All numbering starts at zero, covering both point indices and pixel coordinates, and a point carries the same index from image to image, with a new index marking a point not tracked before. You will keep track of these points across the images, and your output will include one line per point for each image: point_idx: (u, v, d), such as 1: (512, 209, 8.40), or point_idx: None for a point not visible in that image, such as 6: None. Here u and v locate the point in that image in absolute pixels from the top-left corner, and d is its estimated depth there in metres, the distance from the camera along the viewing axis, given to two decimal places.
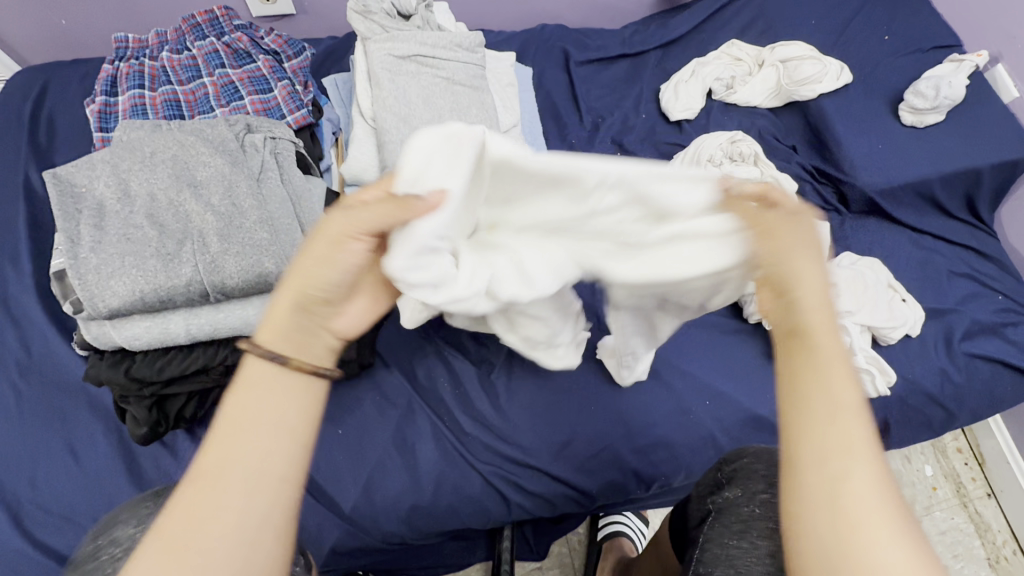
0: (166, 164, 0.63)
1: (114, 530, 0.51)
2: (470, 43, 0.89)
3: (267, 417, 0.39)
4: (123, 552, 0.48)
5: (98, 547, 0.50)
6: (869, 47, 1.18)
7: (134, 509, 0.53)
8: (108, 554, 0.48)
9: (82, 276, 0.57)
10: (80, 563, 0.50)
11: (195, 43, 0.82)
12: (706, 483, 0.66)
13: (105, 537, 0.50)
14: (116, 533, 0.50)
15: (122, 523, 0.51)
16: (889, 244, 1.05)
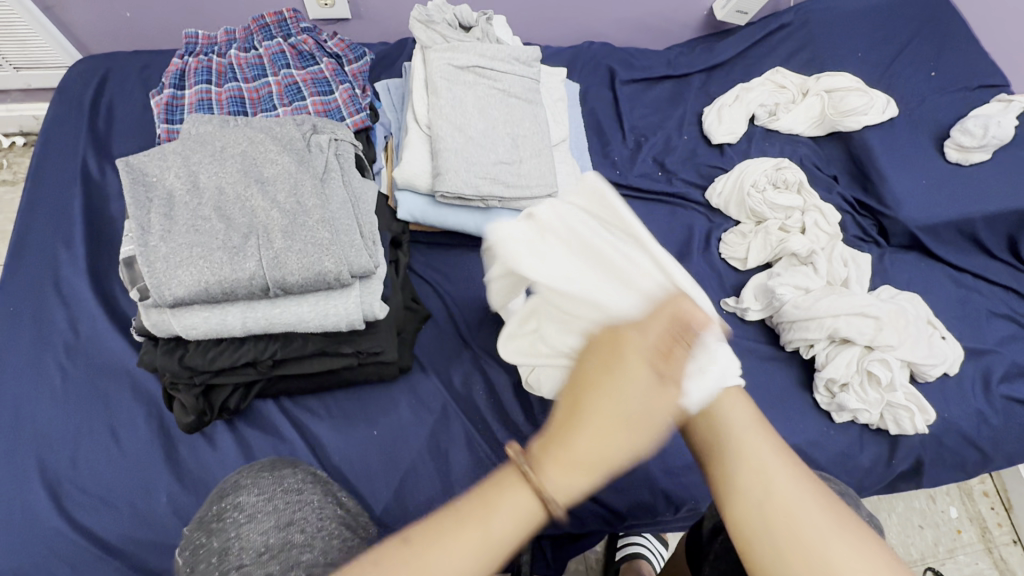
0: (236, 159, 0.65)
1: (238, 495, 0.54)
2: (527, 57, 0.91)
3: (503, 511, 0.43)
4: (248, 518, 0.52)
5: (222, 509, 0.54)
6: (914, 83, 1.19)
7: (255, 476, 0.56)
8: (233, 518, 0.52)
9: (151, 263, 0.58)
10: (203, 523, 0.54)
11: (263, 43, 0.84)
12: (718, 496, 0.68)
13: (230, 500, 0.54)
14: (241, 499, 0.54)
15: (245, 489, 0.55)
16: (929, 280, 1.03)
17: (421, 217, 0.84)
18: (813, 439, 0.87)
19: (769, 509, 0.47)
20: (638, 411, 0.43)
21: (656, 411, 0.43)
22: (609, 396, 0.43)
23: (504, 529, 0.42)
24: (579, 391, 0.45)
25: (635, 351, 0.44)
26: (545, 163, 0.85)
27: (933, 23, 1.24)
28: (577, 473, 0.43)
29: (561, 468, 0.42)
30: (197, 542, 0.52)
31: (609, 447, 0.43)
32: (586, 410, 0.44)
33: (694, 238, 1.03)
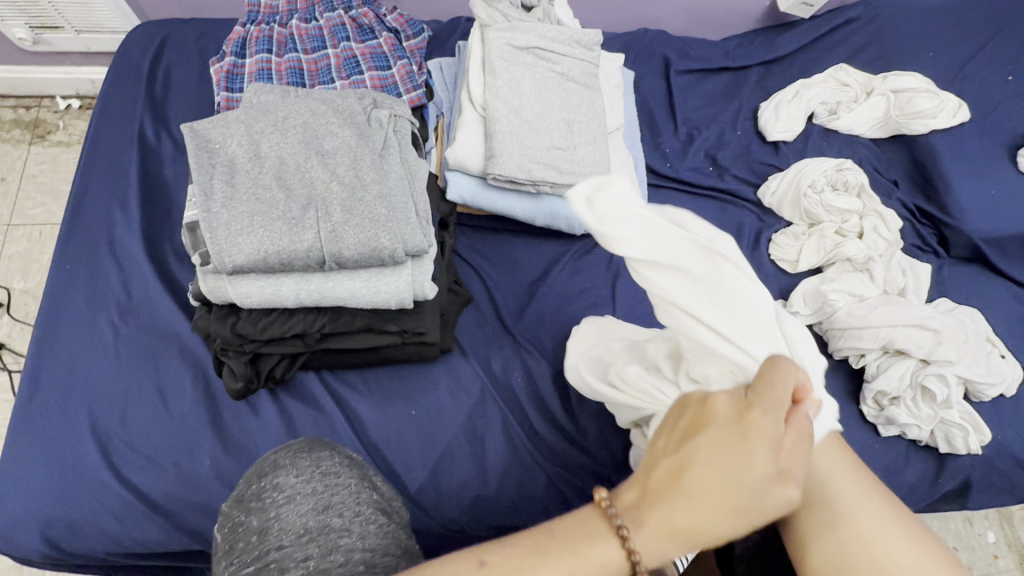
0: (298, 130, 0.64)
1: (277, 475, 0.54)
2: (588, 41, 0.88)
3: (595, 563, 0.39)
4: (287, 499, 0.52)
5: (261, 488, 0.54)
6: (989, 86, 1.12)
7: (294, 454, 0.57)
8: (271, 498, 0.53)
9: (213, 229, 0.59)
10: (242, 501, 0.54)
11: (324, 14, 0.84)
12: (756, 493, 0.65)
13: (270, 479, 0.54)
14: (280, 479, 0.54)
15: (284, 469, 0.55)
16: (991, 295, 0.98)
17: (470, 199, 0.83)
18: (858, 451, 0.85)
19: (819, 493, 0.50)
20: (749, 496, 0.40)
21: (771, 508, 0.41)
22: (733, 486, 0.40)
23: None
24: (686, 460, 0.42)
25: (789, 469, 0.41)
26: (600, 151, 0.83)
27: (1013, 24, 1.17)
28: (674, 531, 0.40)
29: (661, 532, 0.40)
30: (234, 519, 0.52)
31: (718, 523, 0.40)
32: (702, 478, 0.41)
33: (743, 236, 1.00)
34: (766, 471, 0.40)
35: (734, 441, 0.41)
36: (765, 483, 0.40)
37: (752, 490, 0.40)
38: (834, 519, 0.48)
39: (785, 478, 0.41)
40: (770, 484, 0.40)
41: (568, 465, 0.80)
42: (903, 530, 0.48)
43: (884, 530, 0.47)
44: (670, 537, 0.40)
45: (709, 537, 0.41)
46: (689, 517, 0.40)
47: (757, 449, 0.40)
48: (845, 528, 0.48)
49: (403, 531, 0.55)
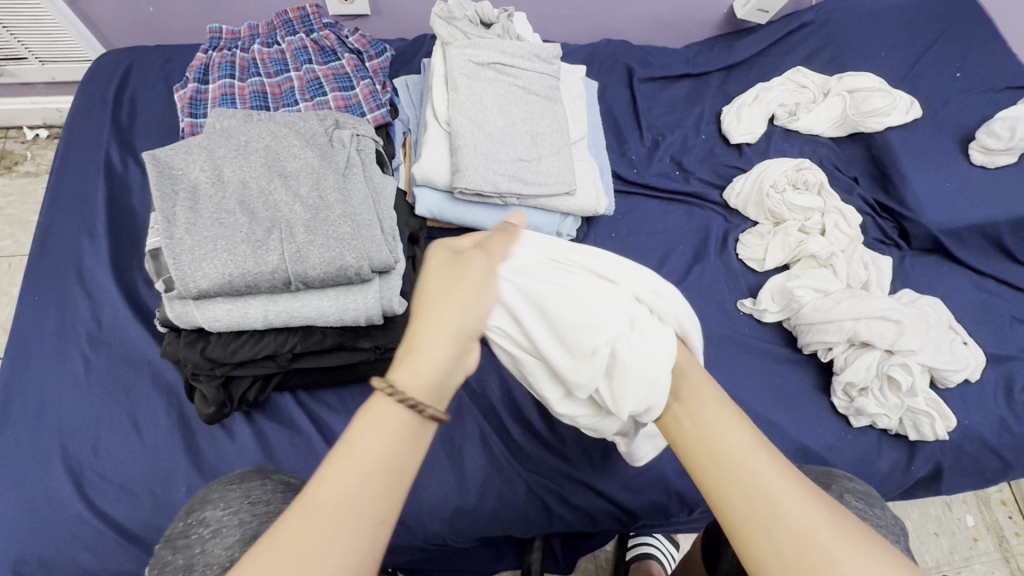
0: (259, 154, 0.65)
1: (205, 509, 0.54)
2: (547, 54, 0.90)
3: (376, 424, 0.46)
4: (212, 533, 0.51)
5: (189, 525, 0.53)
6: (939, 83, 1.17)
7: (222, 490, 0.56)
8: (198, 533, 0.52)
9: (177, 255, 0.59)
10: (170, 541, 0.53)
11: (286, 38, 0.84)
12: None
13: (196, 516, 0.54)
14: (207, 514, 0.53)
15: (212, 503, 0.54)
16: (952, 284, 1.02)
17: (439, 213, 0.85)
18: (830, 443, 0.87)
19: (757, 507, 0.46)
20: (450, 280, 0.52)
21: (470, 274, 0.53)
22: (435, 284, 0.52)
23: (387, 456, 0.45)
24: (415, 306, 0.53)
25: (459, 270, 0.53)
26: (564, 161, 0.85)
27: (959, 22, 1.21)
28: (426, 362, 0.48)
29: (405, 358, 0.48)
30: (161, 560, 0.51)
31: (450, 311, 0.50)
32: (420, 310, 0.51)
33: (711, 238, 1.03)
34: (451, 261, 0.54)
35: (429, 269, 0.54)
36: (457, 268, 0.53)
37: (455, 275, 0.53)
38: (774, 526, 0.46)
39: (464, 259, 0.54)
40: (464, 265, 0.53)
41: (547, 472, 0.81)
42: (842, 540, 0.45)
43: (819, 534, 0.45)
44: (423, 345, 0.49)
45: (452, 324, 0.50)
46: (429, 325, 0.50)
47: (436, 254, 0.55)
48: (786, 540, 0.45)
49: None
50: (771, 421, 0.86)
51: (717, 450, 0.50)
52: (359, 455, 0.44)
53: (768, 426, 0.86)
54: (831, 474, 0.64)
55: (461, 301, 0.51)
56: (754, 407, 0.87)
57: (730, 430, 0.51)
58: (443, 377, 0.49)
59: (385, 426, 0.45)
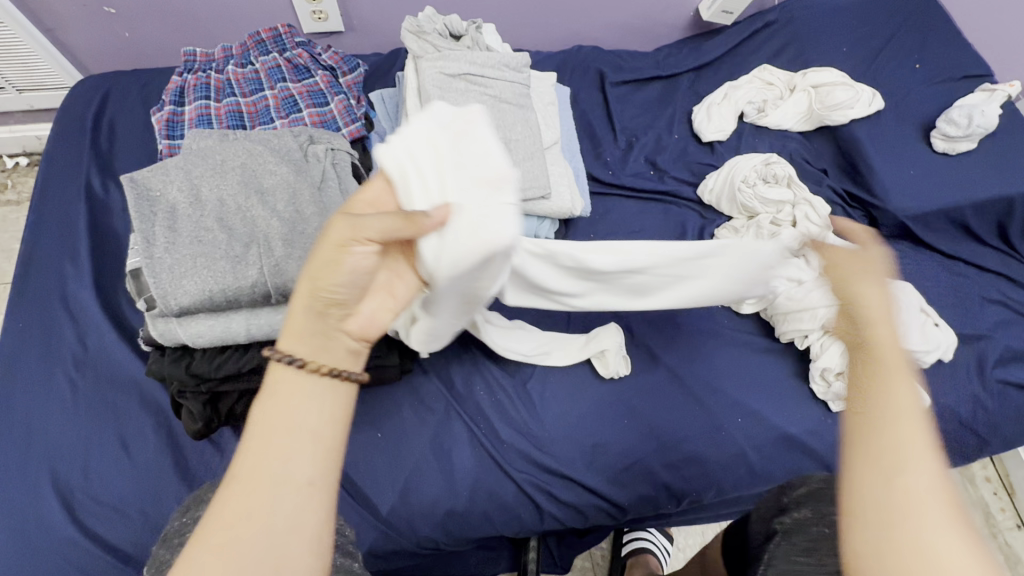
0: (235, 171, 0.67)
1: (200, 508, 0.55)
2: (517, 63, 0.93)
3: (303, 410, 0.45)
4: None
5: (183, 525, 0.54)
6: (900, 75, 1.20)
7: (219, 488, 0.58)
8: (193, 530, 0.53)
9: (157, 274, 0.60)
10: (167, 540, 0.53)
11: (259, 58, 0.86)
12: (770, 503, 0.63)
13: (191, 514, 0.55)
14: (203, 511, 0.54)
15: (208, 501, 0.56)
16: (922, 268, 1.05)
17: None
18: (811, 428, 0.89)
19: (880, 468, 0.42)
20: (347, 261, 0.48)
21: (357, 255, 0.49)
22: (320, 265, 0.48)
23: (309, 417, 0.45)
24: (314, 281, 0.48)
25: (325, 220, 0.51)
26: (537, 166, 0.87)
27: (917, 16, 1.26)
28: (298, 330, 0.47)
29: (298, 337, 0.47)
30: (158, 558, 0.51)
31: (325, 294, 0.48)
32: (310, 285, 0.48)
33: (687, 234, 1.05)
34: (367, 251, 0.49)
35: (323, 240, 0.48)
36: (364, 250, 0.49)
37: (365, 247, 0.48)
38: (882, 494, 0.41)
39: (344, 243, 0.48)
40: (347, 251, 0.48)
41: (536, 471, 0.82)
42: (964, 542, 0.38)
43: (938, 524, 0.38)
44: (308, 340, 0.48)
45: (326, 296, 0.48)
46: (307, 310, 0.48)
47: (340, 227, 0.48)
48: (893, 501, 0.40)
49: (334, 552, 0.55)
50: (752, 409, 0.89)
51: (869, 420, 0.44)
52: (273, 420, 0.44)
53: (749, 414, 0.88)
54: None
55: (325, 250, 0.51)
56: (735, 397, 0.89)
57: (903, 406, 0.43)
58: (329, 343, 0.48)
59: (288, 390, 0.46)
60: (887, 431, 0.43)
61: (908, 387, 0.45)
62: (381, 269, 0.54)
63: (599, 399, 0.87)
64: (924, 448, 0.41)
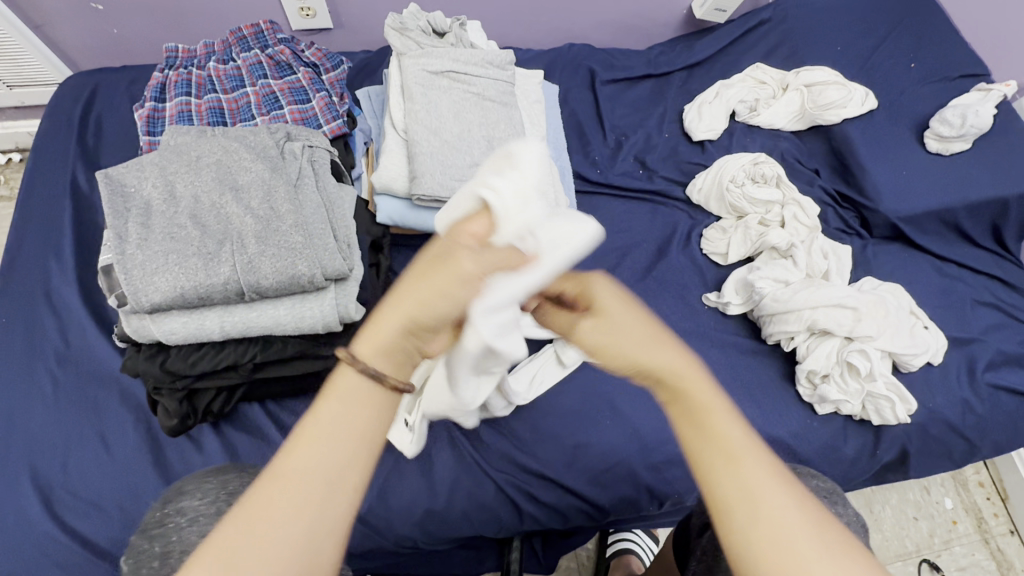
0: (210, 168, 0.66)
1: (181, 500, 0.51)
2: (501, 61, 0.92)
3: (352, 425, 0.38)
4: (190, 523, 0.49)
5: (163, 515, 0.50)
6: (895, 74, 1.19)
7: (200, 481, 0.53)
8: (174, 522, 0.50)
9: (129, 271, 0.60)
10: (145, 530, 0.51)
11: (241, 54, 0.86)
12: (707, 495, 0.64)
13: (172, 506, 0.51)
14: (184, 504, 0.51)
15: (188, 494, 0.52)
16: (913, 270, 1.04)
17: (401, 220, 0.85)
18: (795, 430, 0.88)
19: (741, 517, 0.39)
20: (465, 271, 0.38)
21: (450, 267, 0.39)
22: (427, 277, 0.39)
23: (377, 429, 0.39)
24: (425, 263, 0.40)
25: (438, 253, 0.39)
26: None
27: (913, 14, 1.24)
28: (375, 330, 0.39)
29: (378, 345, 0.39)
30: (136, 551, 0.49)
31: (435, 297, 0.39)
32: (422, 270, 0.40)
33: (675, 235, 1.05)
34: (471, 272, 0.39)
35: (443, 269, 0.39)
36: (490, 246, 0.39)
37: (494, 259, 0.38)
38: (758, 535, 0.38)
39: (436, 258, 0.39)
40: (505, 263, 0.38)
41: (515, 471, 0.82)
42: (841, 552, 0.38)
43: (817, 545, 0.38)
44: (387, 355, 0.40)
45: (424, 311, 0.39)
46: (393, 323, 0.39)
47: (462, 253, 0.39)
48: (769, 547, 0.38)
49: None
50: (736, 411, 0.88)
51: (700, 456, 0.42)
52: (324, 426, 0.37)
53: None
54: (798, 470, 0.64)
55: (446, 302, 0.39)
56: None
57: (722, 427, 0.42)
58: (393, 350, 0.40)
59: (353, 394, 0.39)
60: (739, 467, 0.41)
61: (719, 399, 0.44)
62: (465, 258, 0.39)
63: (582, 399, 0.87)
64: (749, 454, 0.41)
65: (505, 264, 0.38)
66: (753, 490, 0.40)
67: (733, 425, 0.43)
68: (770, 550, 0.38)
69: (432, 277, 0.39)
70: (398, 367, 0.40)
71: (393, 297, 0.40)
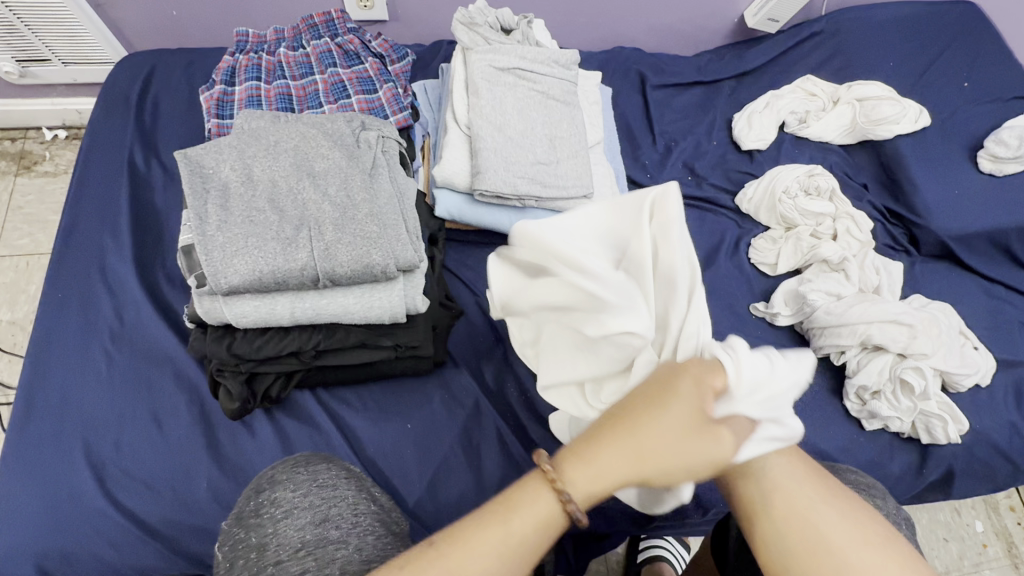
0: (289, 153, 0.67)
1: (274, 490, 0.55)
2: (566, 60, 0.92)
3: (522, 536, 0.44)
4: (284, 514, 0.53)
5: (258, 504, 0.55)
6: (947, 92, 1.18)
7: (290, 471, 0.58)
8: (269, 513, 0.54)
9: (209, 252, 0.60)
10: (241, 518, 0.55)
11: (310, 42, 0.87)
12: None
13: (266, 496, 0.55)
14: (277, 495, 0.55)
15: (280, 484, 0.56)
16: (961, 290, 1.03)
17: (458, 215, 0.85)
18: (842, 445, 0.87)
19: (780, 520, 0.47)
20: (680, 445, 0.45)
21: (693, 449, 0.46)
22: (653, 433, 0.45)
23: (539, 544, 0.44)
24: (642, 414, 0.46)
25: (671, 395, 0.46)
26: (581, 165, 0.86)
27: (966, 33, 1.24)
28: (592, 462, 0.45)
29: (579, 463, 0.45)
30: (234, 539, 0.53)
31: (661, 450, 0.45)
32: (630, 423, 0.46)
33: (723, 243, 1.04)
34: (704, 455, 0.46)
35: (678, 429, 0.46)
36: (711, 434, 0.46)
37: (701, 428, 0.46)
38: (795, 539, 0.46)
39: (702, 428, 0.46)
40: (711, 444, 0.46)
41: None
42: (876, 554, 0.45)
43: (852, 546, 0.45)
44: (592, 481, 0.45)
45: (652, 467, 0.45)
46: (609, 459, 0.45)
47: (692, 424, 0.46)
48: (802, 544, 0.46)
49: (403, 543, 0.57)
50: None
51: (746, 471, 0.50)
52: (499, 526, 0.44)
53: None
54: (835, 467, 0.67)
55: (691, 471, 0.47)
56: None
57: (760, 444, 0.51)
58: (594, 483, 0.45)
59: (539, 513, 0.44)
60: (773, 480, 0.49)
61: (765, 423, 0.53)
62: (700, 434, 0.46)
63: None
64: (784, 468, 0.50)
65: (711, 448, 0.46)
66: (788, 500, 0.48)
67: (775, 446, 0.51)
68: (812, 546, 0.46)
69: (671, 446, 0.45)
70: (597, 485, 0.45)
71: (620, 429, 0.46)
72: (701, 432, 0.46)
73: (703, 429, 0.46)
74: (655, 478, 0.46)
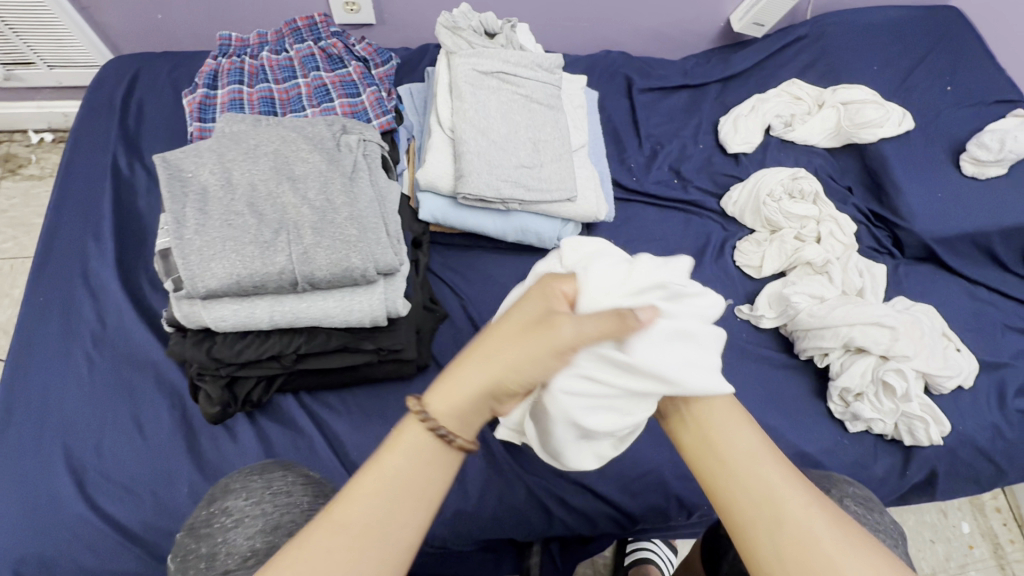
0: (267, 156, 0.67)
1: (227, 499, 0.55)
2: (550, 64, 0.92)
3: (407, 477, 0.44)
4: (235, 523, 0.53)
5: (211, 513, 0.55)
6: (930, 96, 1.19)
7: (245, 479, 0.57)
8: (220, 522, 0.54)
9: (186, 256, 0.60)
10: (194, 528, 0.55)
11: (294, 46, 0.87)
12: None
13: (219, 504, 0.55)
14: (230, 503, 0.55)
15: (234, 493, 0.56)
16: (944, 292, 1.03)
17: (442, 217, 0.86)
18: (825, 447, 0.88)
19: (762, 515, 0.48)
20: (521, 343, 0.46)
21: (541, 343, 0.46)
22: (501, 343, 0.47)
23: (430, 485, 0.45)
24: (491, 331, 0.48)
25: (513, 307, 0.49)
26: (564, 168, 0.87)
27: (949, 38, 1.25)
28: (454, 389, 0.46)
29: (441, 389, 0.46)
30: (186, 549, 0.53)
31: (504, 354, 0.46)
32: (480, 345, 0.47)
33: (709, 245, 1.04)
34: (550, 349, 0.45)
35: (520, 330, 0.47)
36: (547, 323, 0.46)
37: (540, 316, 0.48)
38: (780, 539, 0.46)
39: (541, 324, 0.46)
40: (549, 334, 0.45)
41: (544, 474, 0.82)
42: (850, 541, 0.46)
43: (829, 538, 0.46)
44: (458, 406, 0.46)
45: (512, 378, 0.46)
46: (470, 383, 0.46)
47: (532, 324, 0.47)
48: (786, 539, 0.46)
49: None
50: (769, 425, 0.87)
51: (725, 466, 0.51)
52: (381, 474, 0.44)
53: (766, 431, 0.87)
54: (835, 479, 0.65)
55: (538, 370, 0.46)
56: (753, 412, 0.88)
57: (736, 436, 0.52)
58: (461, 406, 0.46)
59: (417, 451, 0.45)
60: (751, 474, 0.50)
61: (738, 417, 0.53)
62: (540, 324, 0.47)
63: None
64: (761, 462, 0.50)
65: (550, 337, 0.45)
66: (771, 496, 0.48)
67: (749, 437, 0.52)
68: (796, 542, 0.46)
69: (513, 346, 0.46)
70: (465, 407, 0.46)
71: (473, 350, 0.48)
72: (538, 323, 0.47)
73: (540, 320, 0.47)
74: (510, 383, 0.46)
